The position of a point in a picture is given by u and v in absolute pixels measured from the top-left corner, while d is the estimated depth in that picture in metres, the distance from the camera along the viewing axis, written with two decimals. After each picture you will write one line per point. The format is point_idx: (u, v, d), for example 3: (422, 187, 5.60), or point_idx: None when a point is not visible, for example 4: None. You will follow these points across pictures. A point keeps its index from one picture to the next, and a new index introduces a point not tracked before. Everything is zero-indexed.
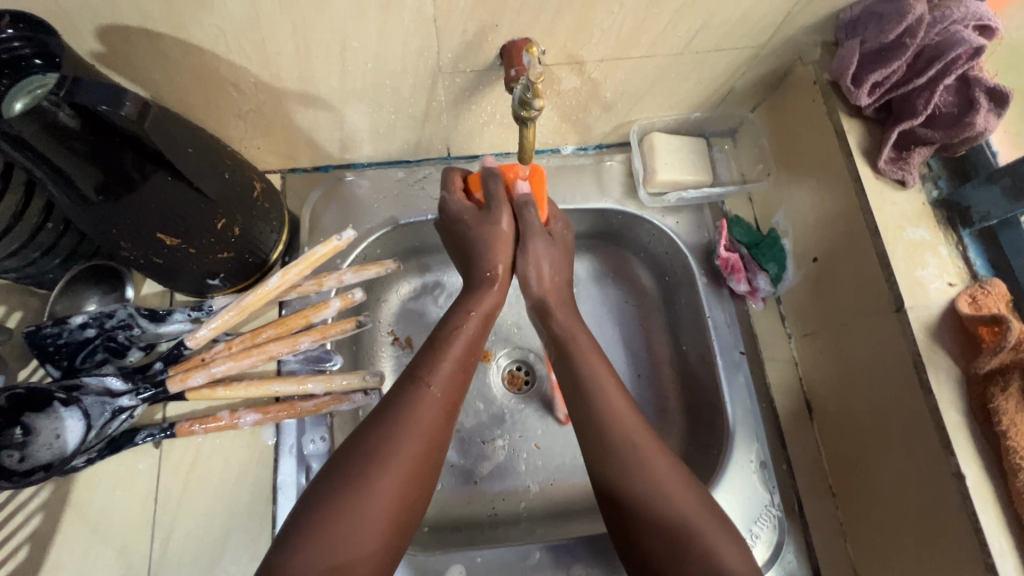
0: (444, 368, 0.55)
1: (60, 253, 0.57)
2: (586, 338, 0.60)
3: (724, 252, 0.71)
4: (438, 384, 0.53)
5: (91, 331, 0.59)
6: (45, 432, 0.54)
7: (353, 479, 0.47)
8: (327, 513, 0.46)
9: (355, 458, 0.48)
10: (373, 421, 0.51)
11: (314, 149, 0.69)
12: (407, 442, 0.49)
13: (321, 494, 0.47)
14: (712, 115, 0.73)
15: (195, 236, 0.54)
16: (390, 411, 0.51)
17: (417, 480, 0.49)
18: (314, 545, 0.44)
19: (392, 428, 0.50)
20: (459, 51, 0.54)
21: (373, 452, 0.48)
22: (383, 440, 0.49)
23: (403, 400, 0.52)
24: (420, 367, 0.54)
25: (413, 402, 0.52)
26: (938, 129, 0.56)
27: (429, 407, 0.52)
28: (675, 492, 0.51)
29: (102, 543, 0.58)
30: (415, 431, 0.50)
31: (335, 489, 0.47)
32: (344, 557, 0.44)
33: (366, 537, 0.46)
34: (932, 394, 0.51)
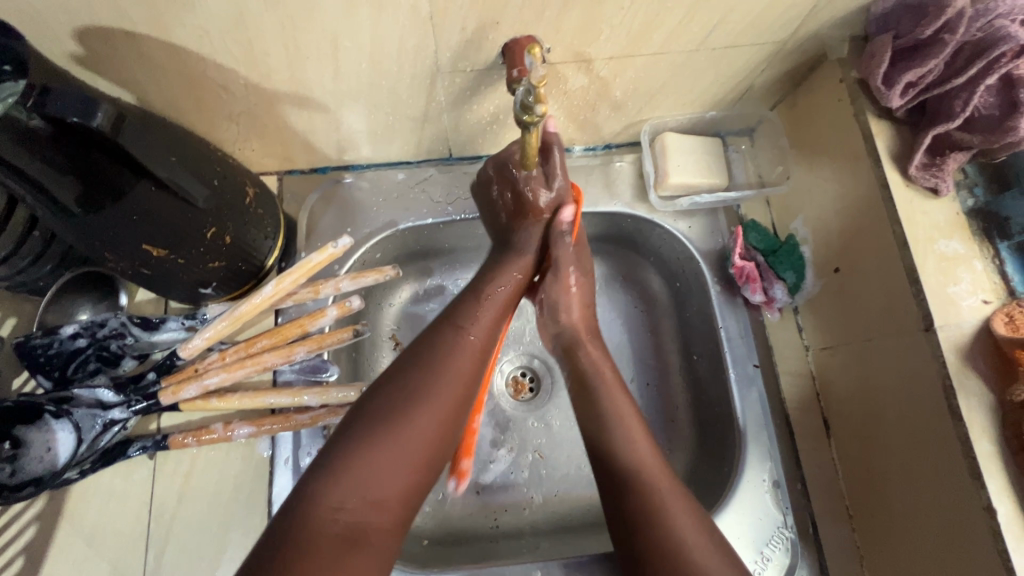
0: (483, 318, 0.57)
1: (51, 259, 0.56)
2: None
3: (739, 260, 0.67)
4: (477, 333, 0.55)
5: (83, 341, 0.58)
6: (36, 445, 0.53)
7: (391, 416, 0.48)
8: (363, 448, 0.46)
9: (392, 398, 0.49)
10: (409, 365, 0.52)
11: (310, 151, 0.66)
12: (443, 385, 0.51)
13: (356, 430, 0.47)
14: (729, 114, 0.69)
15: (184, 246, 0.52)
16: (430, 353, 0.53)
17: (448, 424, 0.50)
18: (349, 480, 0.44)
19: (433, 370, 0.51)
20: (459, 50, 0.51)
21: (410, 390, 0.49)
22: (421, 382, 0.50)
23: (443, 344, 0.54)
24: (459, 316, 0.56)
25: (454, 347, 0.54)
26: (977, 133, 0.51)
27: (466, 354, 0.54)
28: (669, 490, 0.51)
29: (97, 555, 0.57)
30: (452, 374, 0.52)
31: (372, 423, 0.47)
32: (370, 493, 0.45)
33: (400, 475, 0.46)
34: (962, 421, 0.47)
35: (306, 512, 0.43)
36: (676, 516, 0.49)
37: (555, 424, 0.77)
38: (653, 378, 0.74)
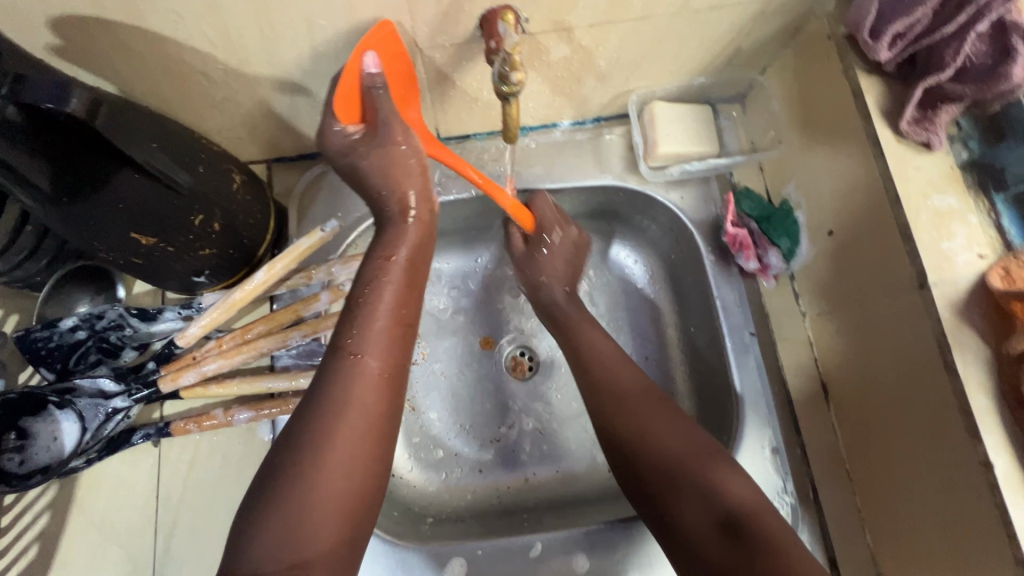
0: (376, 335, 0.46)
1: (45, 255, 0.56)
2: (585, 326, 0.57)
3: (732, 228, 0.66)
4: (372, 353, 0.45)
5: (82, 333, 0.59)
6: (42, 435, 0.55)
7: (292, 476, 0.40)
8: (274, 515, 0.40)
9: (294, 446, 0.42)
10: (305, 408, 0.43)
11: (298, 137, 0.66)
12: (347, 421, 0.42)
13: (265, 485, 0.41)
14: (717, 80, 0.68)
15: (173, 234, 0.52)
16: (324, 389, 0.44)
17: (366, 459, 0.43)
18: (267, 542, 0.39)
19: (326, 413, 0.42)
20: (435, 24, 0.51)
21: (307, 444, 0.41)
22: (318, 425, 0.42)
23: (334, 378, 0.44)
24: (344, 335, 0.46)
25: (347, 380, 0.44)
26: (969, 83, 0.50)
27: (364, 384, 0.44)
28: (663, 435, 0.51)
29: (108, 540, 0.59)
30: (354, 406, 0.43)
31: (277, 481, 0.41)
32: (299, 555, 0.39)
33: (322, 525, 0.40)
34: (957, 377, 0.47)
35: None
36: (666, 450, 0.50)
37: (554, 401, 0.78)
38: (651, 352, 0.74)
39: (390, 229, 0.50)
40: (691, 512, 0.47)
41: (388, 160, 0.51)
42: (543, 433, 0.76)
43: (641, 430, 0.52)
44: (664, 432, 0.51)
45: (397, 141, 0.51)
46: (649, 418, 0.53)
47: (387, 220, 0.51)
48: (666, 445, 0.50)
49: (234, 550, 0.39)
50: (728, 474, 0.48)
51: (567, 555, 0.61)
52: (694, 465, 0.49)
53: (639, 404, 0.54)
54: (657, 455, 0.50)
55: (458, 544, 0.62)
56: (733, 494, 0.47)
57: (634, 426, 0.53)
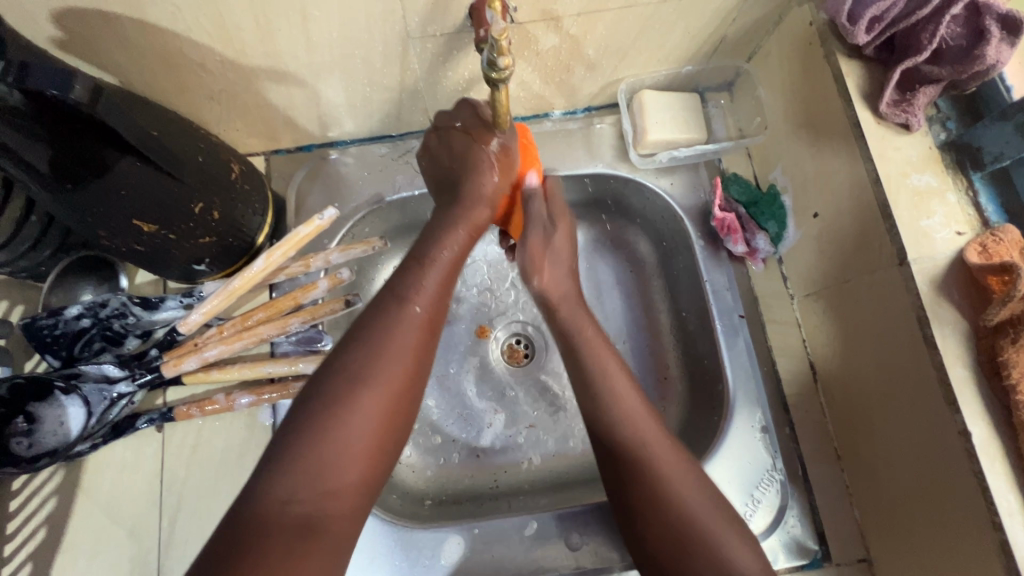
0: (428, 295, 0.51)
1: (49, 245, 0.58)
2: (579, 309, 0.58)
3: (720, 213, 0.68)
4: (423, 303, 0.50)
5: (86, 322, 0.60)
6: (49, 420, 0.56)
7: (333, 405, 0.44)
8: (311, 443, 0.43)
9: (338, 376, 0.46)
10: (349, 343, 0.47)
11: (294, 128, 0.68)
12: (390, 359, 0.46)
13: (306, 408, 0.44)
14: (704, 68, 0.69)
15: (174, 221, 0.53)
16: (370, 326, 0.48)
17: (401, 403, 0.47)
18: (301, 471, 0.42)
19: (371, 353, 0.46)
20: (426, 14, 0.52)
21: (354, 374, 0.45)
22: (364, 360, 0.46)
23: (384, 321, 0.48)
24: (401, 285, 0.51)
25: (394, 320, 0.48)
26: (945, 65, 0.51)
27: (412, 328, 0.48)
28: (677, 485, 0.50)
29: (115, 523, 0.60)
30: (401, 350, 0.47)
31: (316, 410, 0.44)
32: (328, 485, 0.42)
33: (354, 455, 0.44)
34: (937, 349, 0.48)
35: (263, 508, 0.41)
36: (681, 497, 0.49)
37: (549, 388, 0.79)
38: (643, 336, 0.75)
39: (459, 206, 0.57)
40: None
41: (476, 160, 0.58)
42: (539, 417, 0.78)
43: (658, 470, 0.51)
44: (682, 481, 0.50)
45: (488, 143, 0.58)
46: (669, 461, 0.51)
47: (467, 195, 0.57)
48: (688, 505, 0.49)
49: (271, 465, 0.42)
50: (742, 548, 0.48)
51: (562, 534, 0.63)
52: (717, 535, 0.48)
53: (662, 457, 0.51)
54: (666, 509, 0.49)
55: (455, 523, 0.63)
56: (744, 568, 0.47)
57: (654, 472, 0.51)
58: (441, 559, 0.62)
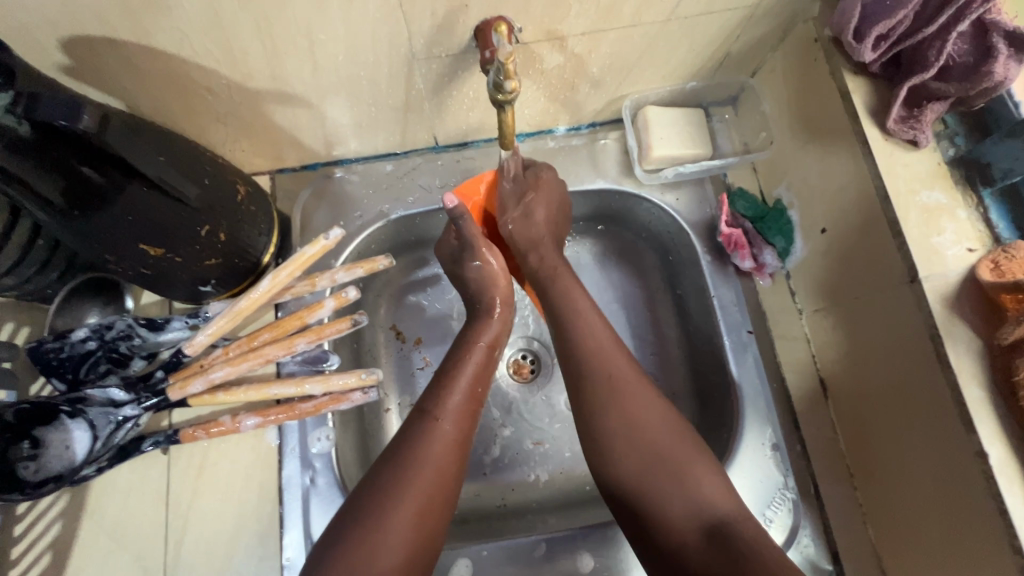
0: (456, 400, 0.57)
1: (55, 268, 0.58)
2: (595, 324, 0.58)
3: (726, 228, 0.67)
4: (449, 420, 0.55)
5: (92, 344, 0.60)
6: (55, 444, 0.56)
7: (369, 520, 0.48)
8: (352, 545, 0.46)
9: (366, 503, 0.49)
10: (387, 460, 0.52)
11: (299, 148, 0.68)
12: (424, 482, 0.51)
13: (351, 517, 0.49)
14: (708, 84, 0.69)
15: (180, 245, 0.53)
16: (405, 441, 0.53)
17: (435, 509, 0.50)
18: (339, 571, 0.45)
19: (410, 460, 0.51)
20: (431, 36, 0.52)
21: (389, 487, 0.50)
22: (387, 498, 0.49)
23: (415, 432, 0.54)
24: (428, 402, 0.56)
25: (428, 436, 0.53)
26: (952, 81, 0.51)
27: (442, 445, 0.53)
28: (641, 416, 0.53)
29: (120, 548, 0.60)
30: (430, 462, 0.52)
31: (362, 515, 0.48)
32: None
33: (393, 551, 0.47)
34: (951, 368, 0.47)
35: None
36: (649, 442, 0.52)
37: (557, 403, 0.79)
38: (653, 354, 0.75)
39: (481, 322, 0.64)
40: (680, 517, 0.49)
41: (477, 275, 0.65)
42: (545, 434, 0.77)
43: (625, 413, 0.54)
44: (656, 429, 0.53)
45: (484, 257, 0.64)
46: (658, 431, 0.53)
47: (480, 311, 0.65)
48: (644, 438, 0.52)
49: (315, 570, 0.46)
50: (710, 477, 0.51)
51: (571, 555, 0.62)
52: (690, 469, 0.51)
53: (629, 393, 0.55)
54: (635, 447, 0.52)
55: (464, 546, 0.63)
56: (714, 501, 0.49)
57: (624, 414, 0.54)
58: None
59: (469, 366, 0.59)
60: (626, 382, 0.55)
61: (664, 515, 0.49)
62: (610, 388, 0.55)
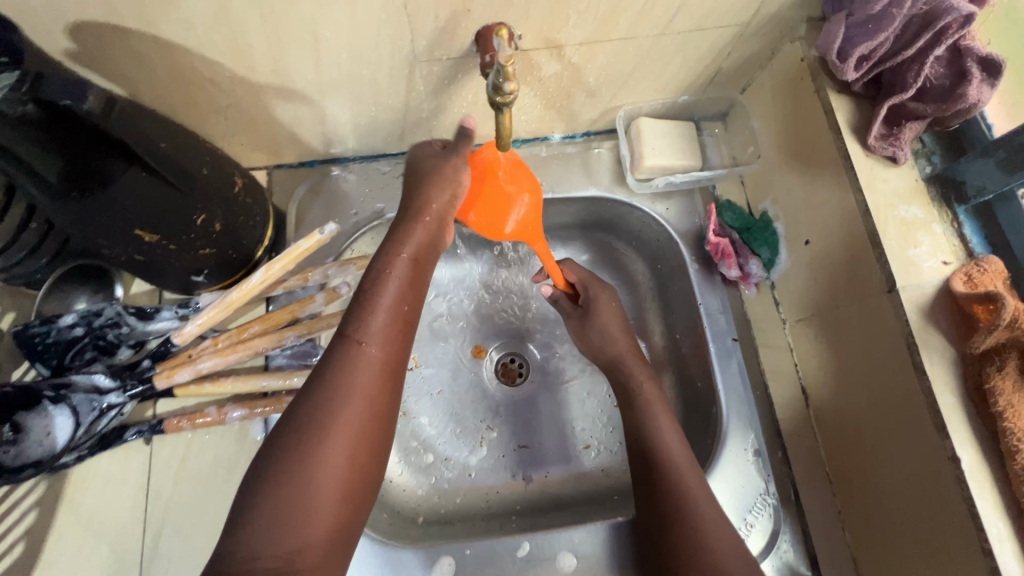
0: (382, 321, 0.46)
1: (46, 252, 0.58)
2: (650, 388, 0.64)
3: (714, 237, 0.69)
4: (374, 342, 0.45)
5: (80, 330, 0.60)
6: (35, 430, 0.55)
7: (290, 463, 0.40)
8: (271, 503, 0.39)
9: (280, 454, 0.41)
10: (304, 395, 0.43)
11: (298, 144, 0.69)
12: (351, 413, 0.42)
13: (263, 473, 0.41)
14: (699, 99, 0.72)
15: (176, 232, 0.54)
16: (320, 376, 0.43)
17: (362, 451, 0.42)
18: (260, 539, 0.39)
19: (330, 393, 0.42)
20: (434, 39, 0.54)
21: (308, 426, 0.41)
22: (303, 443, 0.41)
23: (335, 364, 0.43)
24: (349, 322, 0.45)
25: (347, 364, 0.43)
26: (929, 102, 0.53)
27: (366, 372, 0.43)
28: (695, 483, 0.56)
29: (96, 539, 0.59)
30: (351, 396, 0.43)
31: (274, 471, 0.40)
32: (292, 547, 0.39)
33: (318, 505, 0.40)
34: (925, 375, 0.49)
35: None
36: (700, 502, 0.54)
37: (544, 406, 0.80)
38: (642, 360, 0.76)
39: (408, 221, 0.49)
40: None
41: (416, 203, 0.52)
42: (531, 436, 0.78)
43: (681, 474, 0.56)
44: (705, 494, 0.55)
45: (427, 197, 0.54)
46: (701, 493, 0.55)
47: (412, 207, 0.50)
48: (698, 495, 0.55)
49: (228, 542, 0.39)
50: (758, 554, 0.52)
51: (553, 555, 0.61)
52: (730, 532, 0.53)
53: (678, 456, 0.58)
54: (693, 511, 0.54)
55: (446, 544, 0.62)
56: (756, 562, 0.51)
57: (677, 478, 0.56)
58: None
59: (398, 283, 0.47)
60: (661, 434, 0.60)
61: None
62: (663, 459, 0.58)
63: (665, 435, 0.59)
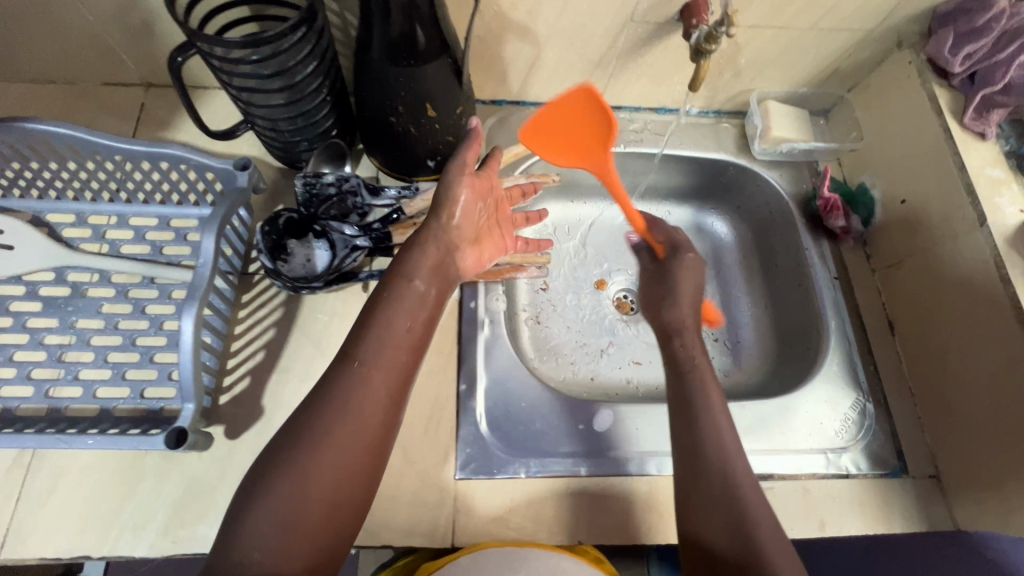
0: (391, 351, 0.54)
1: (319, 128, 0.76)
2: (695, 344, 0.71)
3: (826, 194, 0.85)
4: (380, 364, 0.53)
5: (332, 190, 0.73)
6: (301, 255, 0.72)
7: (285, 467, 0.47)
8: (269, 504, 0.46)
9: (284, 456, 0.48)
10: (309, 409, 0.50)
11: (502, 82, 0.86)
12: (347, 428, 0.49)
13: (266, 473, 0.47)
14: (815, 92, 0.91)
15: (443, 117, 0.70)
16: (329, 393, 0.51)
17: (358, 462, 0.49)
18: (258, 535, 0.45)
19: (330, 411, 0.50)
20: (654, 3, 0.72)
21: (308, 436, 0.49)
22: (300, 452, 0.48)
23: (330, 384, 0.51)
24: (359, 345, 0.53)
25: (350, 386, 0.51)
26: (1011, 95, 0.73)
27: (366, 395, 0.51)
28: (728, 434, 0.62)
29: (323, 358, 0.71)
30: (352, 412, 0.50)
31: (270, 473, 0.47)
32: (283, 546, 0.45)
33: (312, 509, 0.47)
34: (1010, 283, 0.66)
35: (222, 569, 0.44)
36: (729, 454, 0.60)
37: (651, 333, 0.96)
38: (743, 306, 0.94)
39: (416, 252, 0.60)
40: (736, 539, 0.54)
41: (443, 223, 0.62)
42: (642, 355, 0.93)
43: (722, 425, 0.62)
44: (734, 445, 0.61)
45: (453, 209, 0.62)
46: (731, 439, 0.61)
47: (431, 232, 0.61)
48: (732, 452, 0.60)
49: (230, 534, 0.45)
50: (764, 509, 0.56)
51: None
52: (743, 489, 0.57)
53: (716, 403, 0.64)
54: (722, 459, 0.59)
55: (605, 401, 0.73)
56: (765, 517, 0.55)
57: (713, 436, 0.61)
58: (597, 428, 0.72)
59: (406, 310, 0.56)
60: (702, 377, 0.66)
61: (760, 529, 0.54)
62: (701, 391, 0.65)
63: (707, 381, 0.66)
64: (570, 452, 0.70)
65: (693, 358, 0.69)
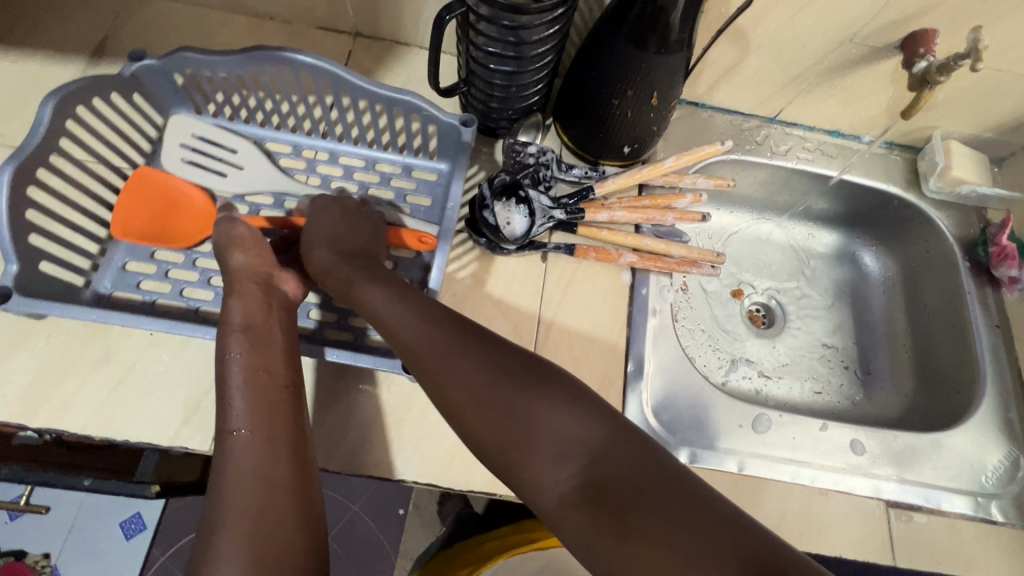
0: (263, 398, 0.58)
1: (527, 100, 0.79)
2: (431, 315, 0.59)
3: (1002, 242, 0.85)
4: (243, 424, 0.56)
5: (531, 160, 0.79)
6: (503, 216, 0.74)
7: (212, 520, 0.50)
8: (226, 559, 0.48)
9: (214, 504, 0.51)
10: (217, 472, 0.54)
11: (691, 83, 0.88)
12: (232, 469, 0.53)
13: (213, 526, 0.50)
14: (997, 139, 0.90)
15: (658, 107, 0.72)
16: (220, 459, 0.54)
17: (244, 496, 0.52)
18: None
19: (226, 469, 0.53)
20: (882, 28, 0.74)
21: (216, 488, 0.52)
22: (223, 510, 0.51)
23: (218, 453, 0.55)
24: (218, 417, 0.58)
25: (232, 447, 0.55)
26: None
27: (243, 448, 0.55)
28: (533, 423, 0.51)
29: (503, 318, 0.74)
30: (238, 462, 0.54)
31: (214, 521, 0.50)
32: None
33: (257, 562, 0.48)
34: None
35: None
36: (579, 467, 0.48)
37: (778, 350, 0.93)
38: (881, 341, 0.94)
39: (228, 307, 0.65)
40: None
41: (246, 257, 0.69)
42: (772, 371, 0.91)
43: (537, 437, 0.51)
44: (576, 446, 0.49)
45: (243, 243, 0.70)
46: (549, 429, 0.51)
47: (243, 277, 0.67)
48: (566, 456, 0.49)
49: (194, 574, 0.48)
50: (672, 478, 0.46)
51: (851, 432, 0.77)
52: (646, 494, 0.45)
53: (491, 399, 0.53)
54: (574, 470, 0.49)
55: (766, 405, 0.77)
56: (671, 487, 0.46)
57: (520, 439, 0.51)
58: (756, 429, 0.75)
59: (243, 363, 0.60)
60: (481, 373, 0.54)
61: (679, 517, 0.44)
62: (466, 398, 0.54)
63: (543, 398, 0.53)
64: (728, 448, 0.73)
65: (469, 373, 0.54)
